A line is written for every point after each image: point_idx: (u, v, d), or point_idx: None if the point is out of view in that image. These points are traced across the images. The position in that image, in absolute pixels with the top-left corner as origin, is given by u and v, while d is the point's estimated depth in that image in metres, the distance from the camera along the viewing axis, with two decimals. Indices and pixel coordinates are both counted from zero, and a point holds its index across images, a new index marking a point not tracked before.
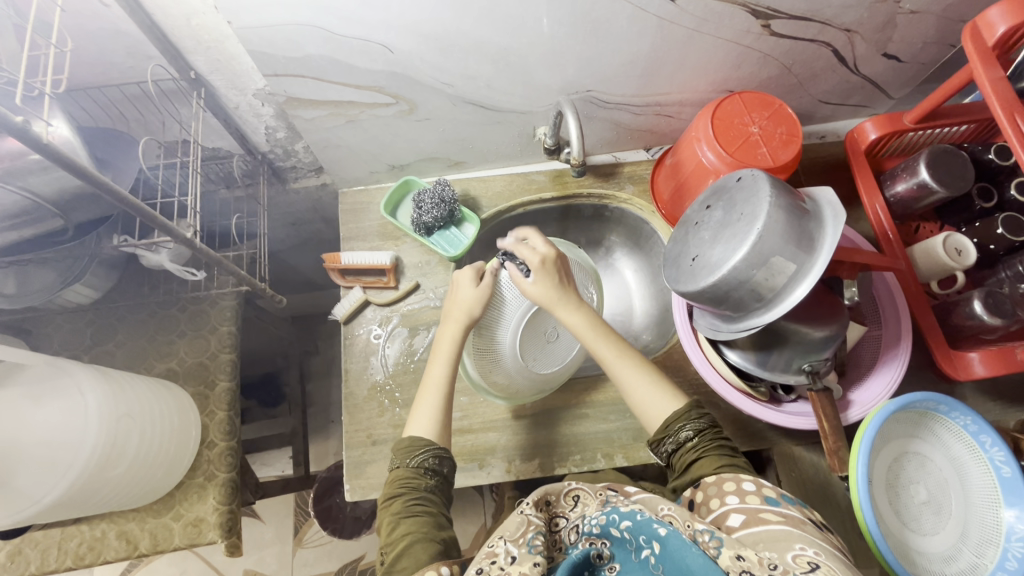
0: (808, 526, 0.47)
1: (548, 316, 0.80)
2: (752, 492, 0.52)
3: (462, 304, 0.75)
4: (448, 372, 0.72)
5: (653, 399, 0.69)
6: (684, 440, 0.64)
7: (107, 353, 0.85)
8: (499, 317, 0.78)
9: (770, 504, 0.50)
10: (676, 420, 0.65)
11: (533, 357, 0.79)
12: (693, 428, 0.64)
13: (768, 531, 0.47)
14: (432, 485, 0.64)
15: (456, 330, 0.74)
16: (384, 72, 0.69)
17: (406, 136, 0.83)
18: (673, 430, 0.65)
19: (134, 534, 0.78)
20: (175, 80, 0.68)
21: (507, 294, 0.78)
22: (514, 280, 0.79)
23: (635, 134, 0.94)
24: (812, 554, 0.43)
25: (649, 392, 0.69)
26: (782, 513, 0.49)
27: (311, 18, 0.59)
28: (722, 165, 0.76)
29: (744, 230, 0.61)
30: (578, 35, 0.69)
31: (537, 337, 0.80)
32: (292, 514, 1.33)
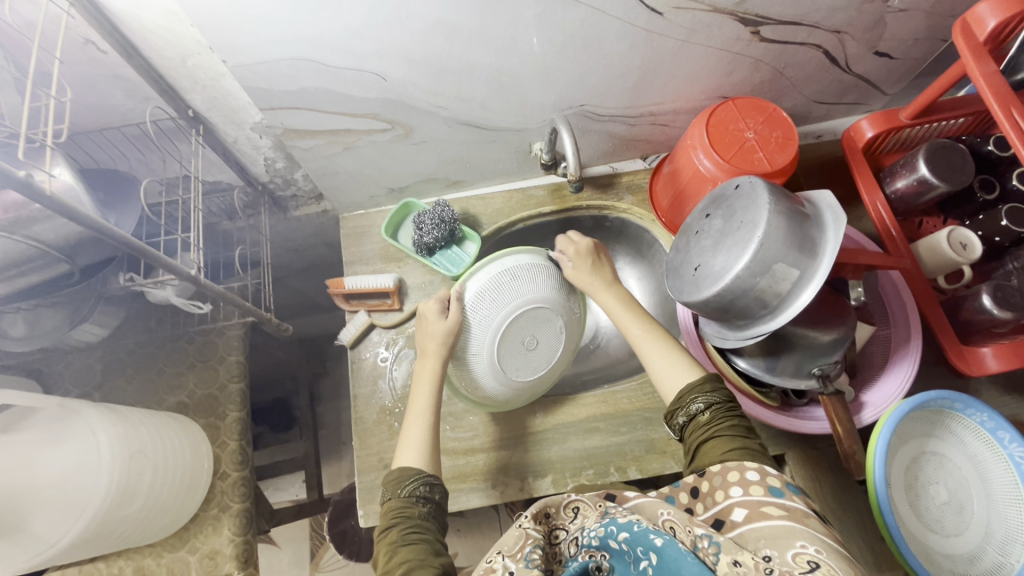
0: (813, 521, 0.46)
1: (525, 326, 0.76)
2: (757, 484, 0.51)
3: (435, 335, 0.74)
4: (432, 402, 0.72)
5: (669, 365, 0.68)
6: (696, 415, 0.62)
7: (117, 390, 0.85)
8: (473, 341, 0.75)
9: (773, 496, 0.49)
10: (688, 390, 0.64)
11: (519, 375, 0.77)
12: (703, 403, 0.62)
13: (772, 528, 0.47)
14: (425, 513, 0.62)
15: (435, 364, 0.74)
16: (379, 99, 0.70)
17: (403, 159, 0.84)
18: (684, 402, 0.64)
19: (151, 569, 0.78)
20: (174, 119, 0.69)
21: (471, 318, 0.75)
22: (482, 299, 0.75)
23: (631, 144, 0.94)
24: (813, 551, 0.43)
25: (665, 359, 0.69)
26: (785, 506, 0.48)
27: (305, 52, 0.60)
28: (719, 172, 0.76)
29: (746, 238, 0.61)
30: (569, 52, 0.69)
31: (515, 351, 0.76)
32: (308, 538, 1.33)
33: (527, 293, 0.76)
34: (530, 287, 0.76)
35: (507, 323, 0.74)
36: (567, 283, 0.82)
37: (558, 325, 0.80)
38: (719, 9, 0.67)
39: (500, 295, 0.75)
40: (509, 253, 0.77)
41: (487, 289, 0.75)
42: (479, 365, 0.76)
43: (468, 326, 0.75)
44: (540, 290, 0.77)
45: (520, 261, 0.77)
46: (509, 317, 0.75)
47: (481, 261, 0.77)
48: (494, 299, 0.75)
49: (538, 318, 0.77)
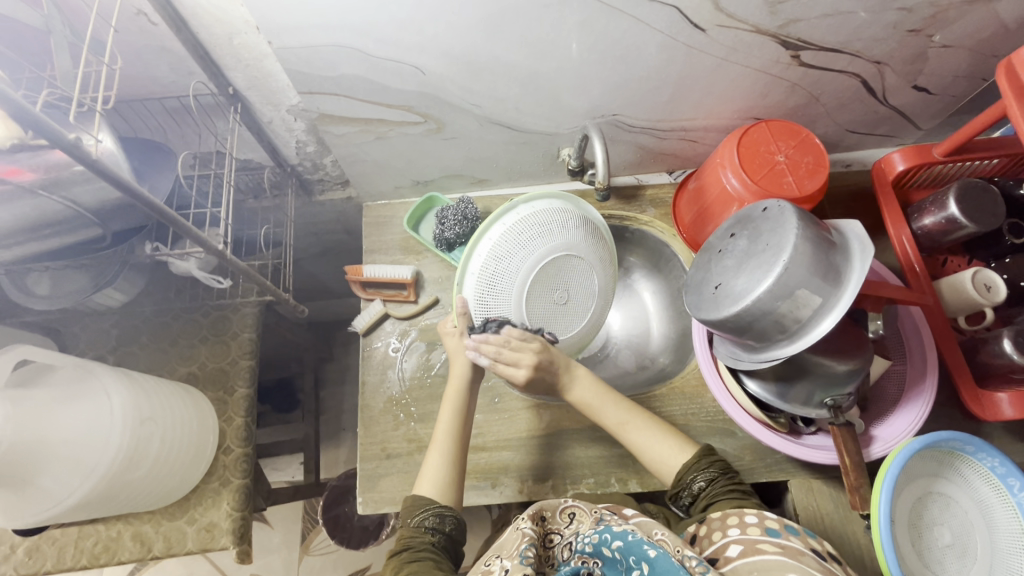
0: (807, 558, 0.46)
1: (543, 290, 0.72)
2: (756, 525, 0.52)
3: (461, 370, 0.78)
4: (454, 426, 0.74)
5: (662, 449, 0.71)
6: (699, 493, 0.65)
7: (131, 356, 0.87)
8: (500, 338, 0.72)
9: (771, 535, 0.50)
10: (686, 472, 0.67)
11: (568, 326, 0.75)
12: (705, 479, 0.65)
13: (763, 560, 0.47)
14: (436, 543, 0.62)
15: (459, 396, 0.76)
16: (416, 92, 0.70)
17: (432, 153, 0.84)
18: (685, 483, 0.66)
19: (149, 536, 0.80)
20: (215, 95, 0.70)
21: (483, 326, 0.73)
22: (481, 300, 0.72)
23: (658, 158, 0.94)
24: None
25: (658, 443, 0.71)
26: (780, 544, 0.48)
27: (347, 39, 0.60)
28: (746, 193, 0.76)
29: (769, 260, 0.61)
30: (606, 61, 0.69)
31: (548, 312, 0.73)
32: (301, 520, 1.37)
33: (523, 266, 0.70)
34: (524, 256, 0.70)
35: (519, 307, 0.71)
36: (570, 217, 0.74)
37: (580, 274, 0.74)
38: (761, 31, 0.67)
39: (499, 280, 0.71)
40: (480, 237, 0.72)
41: (478, 287, 0.72)
42: (525, 351, 0.73)
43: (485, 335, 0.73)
44: (539, 253, 0.70)
45: (503, 236, 0.71)
46: (521, 296, 0.71)
47: (460, 269, 0.74)
48: (494, 292, 0.71)
49: (556, 277, 0.72)
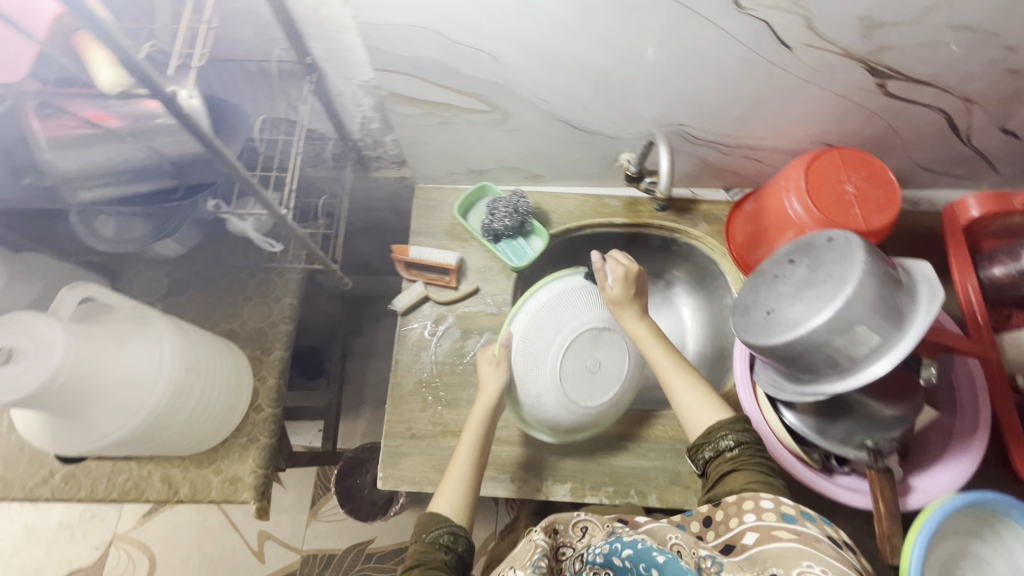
0: (822, 545, 0.46)
1: (582, 345, 0.76)
2: (770, 510, 0.52)
3: (492, 385, 0.77)
4: (477, 444, 0.73)
5: (698, 408, 0.68)
6: (724, 451, 0.63)
7: (178, 306, 0.91)
8: (533, 382, 0.76)
9: (785, 522, 0.50)
10: (719, 427, 0.65)
11: (600, 393, 0.77)
12: (732, 441, 0.63)
13: (778, 549, 0.47)
14: (448, 562, 0.61)
15: (483, 414, 0.75)
16: (486, 81, 0.70)
17: (491, 142, 0.84)
18: (713, 438, 0.64)
19: (176, 480, 0.83)
20: (292, 63, 0.71)
21: (519, 367, 0.77)
22: (528, 340, 0.77)
23: (718, 173, 0.92)
24: (819, 570, 0.43)
25: (696, 399, 0.69)
26: (796, 530, 0.49)
27: (429, 21, 0.61)
28: (808, 220, 0.74)
29: (831, 292, 0.59)
30: (682, 69, 0.68)
31: (581, 373, 0.76)
32: (313, 486, 1.42)
33: (574, 319, 0.77)
34: (576, 313, 0.77)
35: (559, 357, 0.75)
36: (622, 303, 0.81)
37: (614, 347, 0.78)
38: (850, 54, 0.64)
39: (550, 328, 0.77)
40: (541, 288, 0.80)
41: (531, 329, 0.77)
42: (550, 404, 0.75)
43: (518, 378, 0.77)
44: (588, 313, 0.78)
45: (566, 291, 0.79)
46: (564, 347, 0.76)
47: (514, 309, 0.80)
48: (541, 338, 0.77)
49: (595, 336, 0.77)
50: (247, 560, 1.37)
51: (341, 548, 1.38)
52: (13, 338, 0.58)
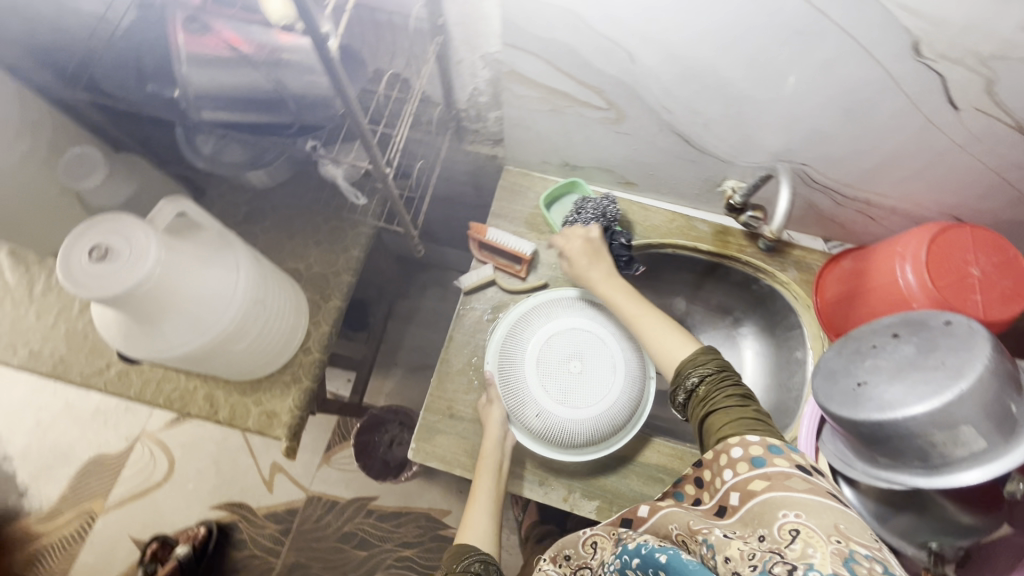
0: (795, 481, 0.47)
1: (552, 358, 0.77)
2: (741, 459, 0.52)
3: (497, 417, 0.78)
4: (495, 476, 0.75)
5: (665, 339, 0.70)
6: (693, 390, 0.64)
7: (251, 235, 0.92)
8: (525, 406, 0.77)
9: (757, 466, 0.50)
10: (683, 367, 0.65)
11: (600, 391, 0.76)
12: (696, 377, 0.64)
13: (759, 503, 0.47)
14: None
15: (494, 444, 0.76)
16: (613, 78, 0.67)
17: (596, 140, 0.81)
18: (681, 380, 0.65)
19: (218, 401, 0.85)
20: (422, 22, 0.69)
21: (510, 398, 0.78)
22: (503, 374, 0.79)
23: (822, 222, 0.86)
24: (794, 518, 0.43)
25: (662, 334, 0.70)
26: (767, 475, 0.49)
27: (576, 5, 0.58)
28: (920, 294, 0.68)
29: (941, 381, 0.54)
30: (827, 107, 0.63)
31: (569, 382, 0.77)
32: (331, 431, 1.45)
33: (532, 337, 0.79)
34: (534, 328, 0.80)
35: (531, 373, 0.77)
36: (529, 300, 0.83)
37: (594, 347, 0.78)
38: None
39: (516, 351, 0.79)
40: (506, 317, 0.83)
41: (501, 354, 0.81)
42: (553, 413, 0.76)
43: (515, 408, 0.78)
44: (546, 327, 0.79)
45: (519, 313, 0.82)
46: (534, 360, 0.77)
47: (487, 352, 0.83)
48: (512, 360, 0.79)
49: (566, 345, 0.78)
50: (257, 486, 1.42)
51: (345, 497, 1.41)
52: (110, 237, 0.59)
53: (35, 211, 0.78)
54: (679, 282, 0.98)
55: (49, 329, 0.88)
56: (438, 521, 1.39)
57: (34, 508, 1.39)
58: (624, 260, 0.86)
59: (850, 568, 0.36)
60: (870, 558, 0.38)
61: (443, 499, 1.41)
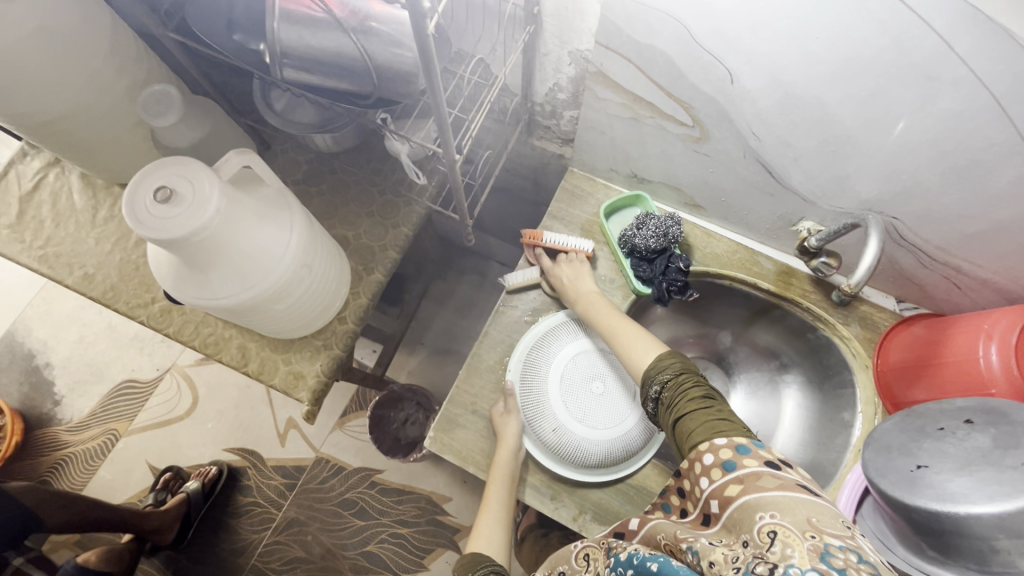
0: (766, 481, 0.46)
1: (576, 375, 0.79)
2: (714, 465, 0.51)
3: (512, 434, 0.74)
4: (506, 492, 0.72)
5: (634, 345, 0.68)
6: (659, 398, 0.61)
7: (307, 196, 0.92)
8: (543, 419, 0.77)
9: (730, 472, 0.49)
10: (646, 376, 0.63)
11: (618, 416, 0.77)
12: (660, 382, 0.61)
13: (738, 509, 0.46)
14: None
15: (508, 461, 0.73)
16: (705, 95, 0.63)
17: (671, 156, 0.77)
18: (645, 389, 0.63)
19: (250, 353, 0.86)
20: (517, 9, 0.67)
21: (529, 408, 0.78)
22: (525, 384, 0.79)
23: (899, 281, 0.80)
24: (769, 519, 0.43)
25: (631, 338, 0.69)
26: (739, 478, 0.48)
27: (683, 14, 0.54)
28: (1000, 379, 0.62)
29: (1017, 483, 0.48)
30: (940, 161, 0.57)
31: (590, 402, 0.78)
32: (349, 398, 1.47)
33: (557, 351, 0.80)
34: (560, 343, 0.80)
35: (553, 386, 0.78)
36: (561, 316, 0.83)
37: (615, 370, 0.79)
38: None
39: (541, 363, 0.80)
40: (534, 327, 0.83)
41: (526, 364, 0.80)
42: (569, 430, 0.76)
43: (532, 419, 0.77)
44: (571, 343, 0.80)
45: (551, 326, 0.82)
46: (556, 374, 0.79)
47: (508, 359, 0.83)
48: (535, 371, 0.79)
49: (589, 365, 0.79)
50: (270, 437, 1.45)
51: (351, 465, 1.43)
52: (177, 181, 0.59)
53: (110, 140, 0.79)
54: (729, 316, 0.94)
55: (105, 255, 0.91)
56: (437, 506, 1.40)
57: (64, 419, 1.46)
58: (678, 285, 0.81)
59: (828, 562, 0.37)
60: (844, 548, 0.39)
61: (446, 485, 1.41)
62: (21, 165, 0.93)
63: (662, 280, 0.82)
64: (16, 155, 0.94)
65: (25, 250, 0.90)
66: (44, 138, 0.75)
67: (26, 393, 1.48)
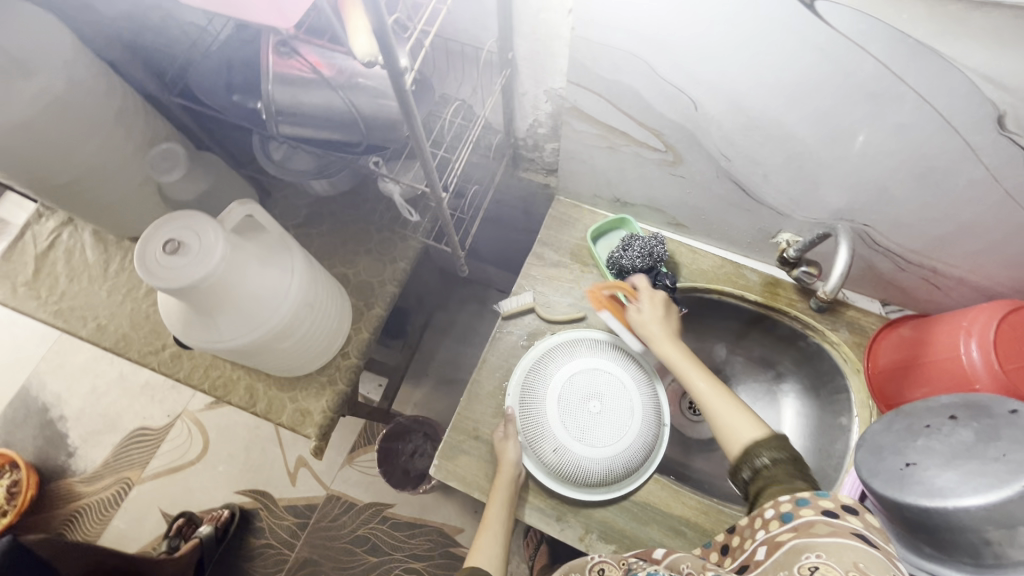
0: (818, 528, 0.47)
1: (572, 396, 0.78)
2: (773, 518, 0.52)
3: (511, 458, 0.76)
4: (504, 510, 0.73)
5: (737, 420, 0.65)
6: (759, 469, 0.59)
7: (308, 238, 0.97)
8: (542, 441, 0.78)
9: (787, 522, 0.51)
10: (754, 445, 0.61)
11: (617, 433, 0.78)
12: (768, 458, 0.60)
13: (783, 551, 0.48)
14: None
15: (507, 480, 0.75)
16: (674, 122, 0.67)
17: (650, 180, 0.81)
18: (749, 456, 0.61)
19: (258, 393, 0.89)
20: (493, 56, 0.72)
21: (528, 431, 0.79)
22: (523, 407, 0.81)
23: (881, 285, 0.83)
24: (814, 558, 0.44)
25: (732, 413, 0.66)
26: (793, 527, 0.50)
27: (644, 52, 0.58)
28: (983, 375, 0.64)
29: (999, 476, 0.50)
30: (899, 171, 0.61)
31: (588, 421, 0.78)
32: (357, 433, 1.49)
33: (553, 373, 0.80)
34: (556, 364, 0.81)
35: (551, 408, 0.78)
36: (556, 340, 0.85)
37: (612, 388, 0.80)
38: None
39: (537, 385, 0.81)
40: (531, 351, 0.85)
41: (524, 387, 0.82)
42: (568, 451, 0.76)
43: (532, 442, 0.78)
44: (567, 365, 0.81)
45: (546, 349, 0.84)
46: (553, 396, 0.79)
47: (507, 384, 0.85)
48: (532, 394, 0.81)
49: (586, 384, 0.79)
50: (281, 477, 1.46)
51: (362, 501, 1.43)
52: (184, 234, 0.64)
53: (121, 198, 0.84)
54: (721, 329, 0.96)
55: (117, 306, 0.95)
56: (450, 538, 1.39)
57: (79, 470, 1.48)
58: None
59: None
60: None
61: (457, 516, 1.41)
62: (36, 226, 0.99)
63: None
64: (32, 217, 0.99)
65: (41, 306, 0.94)
66: (59, 200, 0.80)
67: (41, 446, 1.50)
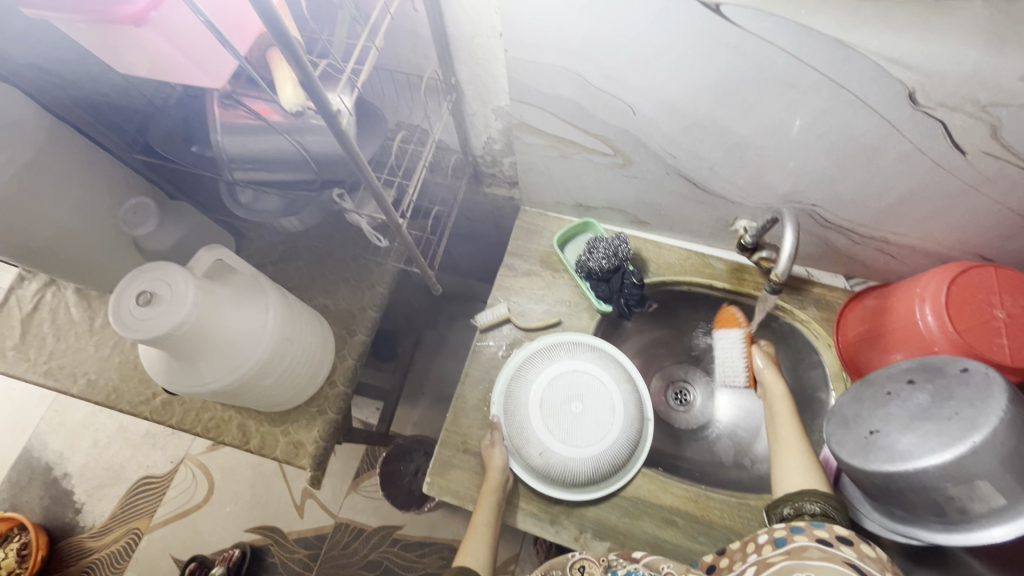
0: (810, 552, 0.50)
1: (554, 399, 0.81)
2: (766, 542, 0.55)
3: (498, 463, 0.79)
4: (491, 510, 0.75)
5: (799, 472, 0.66)
6: (806, 513, 0.61)
7: (285, 274, 0.99)
8: (529, 446, 0.79)
9: (780, 546, 0.53)
10: (808, 492, 0.62)
11: (600, 432, 0.79)
12: (818, 508, 0.60)
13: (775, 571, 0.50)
14: None
15: (495, 480, 0.77)
16: (616, 128, 0.70)
17: (606, 183, 0.84)
18: (800, 498, 0.62)
19: (249, 431, 0.90)
20: (439, 82, 0.75)
21: (515, 437, 0.81)
22: (508, 415, 0.83)
23: (841, 260, 0.85)
24: None
25: (803, 464, 0.67)
26: (785, 552, 0.52)
27: (576, 66, 0.61)
28: (940, 337, 0.66)
29: (953, 433, 0.52)
30: (831, 152, 0.63)
31: (571, 422, 0.80)
32: (360, 458, 1.50)
33: (535, 378, 0.82)
34: (536, 369, 0.83)
35: (534, 413, 0.80)
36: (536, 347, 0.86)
37: (592, 387, 0.82)
38: None
39: (520, 392, 0.83)
40: (511, 360, 0.86)
41: (507, 395, 0.84)
42: (554, 453, 0.78)
43: (519, 447, 0.80)
44: (547, 369, 0.83)
45: (524, 357, 0.85)
46: (535, 401, 0.81)
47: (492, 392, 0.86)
48: (516, 401, 0.82)
49: (566, 387, 0.81)
50: (289, 510, 1.47)
51: (371, 525, 1.44)
52: (156, 285, 0.66)
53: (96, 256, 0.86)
54: (697, 319, 0.98)
55: (105, 360, 0.96)
56: None
57: (87, 525, 1.49)
58: (636, 298, 0.87)
59: None
60: None
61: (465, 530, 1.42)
62: (19, 290, 1.00)
63: (620, 296, 0.87)
64: (14, 281, 1.01)
65: (31, 368, 0.96)
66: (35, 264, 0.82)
67: (48, 506, 1.51)
